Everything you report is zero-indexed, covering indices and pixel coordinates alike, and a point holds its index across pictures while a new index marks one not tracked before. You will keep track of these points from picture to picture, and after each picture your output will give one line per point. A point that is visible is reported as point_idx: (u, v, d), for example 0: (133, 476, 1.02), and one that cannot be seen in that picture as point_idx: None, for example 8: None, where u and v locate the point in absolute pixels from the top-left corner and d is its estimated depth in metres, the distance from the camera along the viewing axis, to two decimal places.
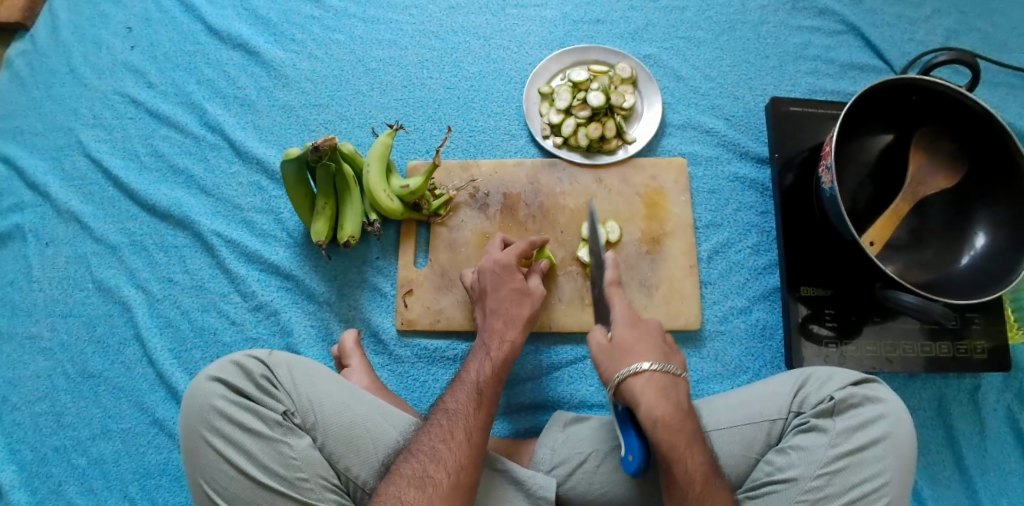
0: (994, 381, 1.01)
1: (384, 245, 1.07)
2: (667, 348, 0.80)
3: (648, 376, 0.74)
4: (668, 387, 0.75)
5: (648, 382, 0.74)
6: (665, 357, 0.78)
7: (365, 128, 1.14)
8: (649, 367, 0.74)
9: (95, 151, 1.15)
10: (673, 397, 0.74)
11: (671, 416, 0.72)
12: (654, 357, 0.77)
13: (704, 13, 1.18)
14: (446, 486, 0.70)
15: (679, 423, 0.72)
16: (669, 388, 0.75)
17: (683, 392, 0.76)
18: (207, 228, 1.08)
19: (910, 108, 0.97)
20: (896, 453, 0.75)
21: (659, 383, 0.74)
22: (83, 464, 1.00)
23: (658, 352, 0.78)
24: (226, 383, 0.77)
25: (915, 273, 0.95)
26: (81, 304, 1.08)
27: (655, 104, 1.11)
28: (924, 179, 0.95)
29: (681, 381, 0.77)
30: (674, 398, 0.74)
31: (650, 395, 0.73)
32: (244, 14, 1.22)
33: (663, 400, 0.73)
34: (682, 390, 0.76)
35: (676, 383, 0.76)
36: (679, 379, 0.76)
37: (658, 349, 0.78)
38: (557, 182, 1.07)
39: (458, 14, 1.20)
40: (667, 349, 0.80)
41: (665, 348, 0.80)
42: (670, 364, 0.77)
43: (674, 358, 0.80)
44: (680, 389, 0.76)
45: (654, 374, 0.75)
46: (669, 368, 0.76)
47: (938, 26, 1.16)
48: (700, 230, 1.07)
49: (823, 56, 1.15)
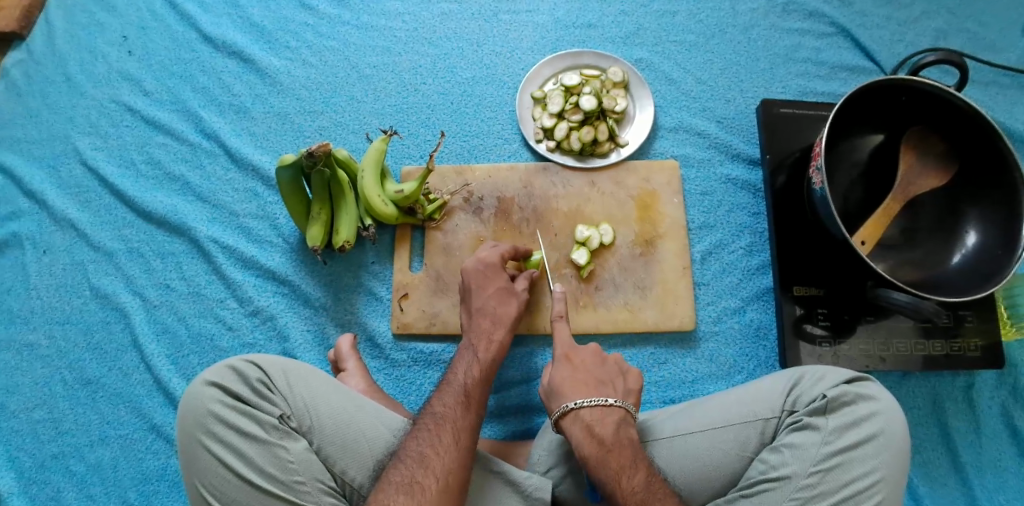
0: (988, 378, 1.01)
1: (379, 250, 1.08)
2: (604, 379, 0.83)
3: (574, 414, 0.79)
4: (595, 423, 0.78)
5: (577, 421, 0.78)
6: (597, 388, 0.81)
7: (360, 134, 1.15)
8: (572, 406, 0.79)
9: (92, 159, 1.16)
10: (597, 431, 0.77)
11: (596, 453, 0.75)
12: (583, 393, 0.81)
13: (696, 16, 1.19)
14: (435, 490, 0.71)
15: (605, 456, 0.75)
16: (594, 423, 0.78)
17: (611, 423, 0.78)
18: (203, 234, 1.09)
19: (899, 108, 0.98)
20: (890, 450, 0.75)
21: (586, 419, 0.78)
22: (81, 470, 1.00)
23: (588, 387, 0.81)
24: (222, 387, 0.78)
25: (907, 272, 0.96)
26: (78, 311, 1.08)
27: (647, 107, 1.12)
28: (913, 178, 0.96)
29: (613, 411, 0.79)
30: (599, 433, 0.77)
31: (577, 433, 0.78)
32: (239, 22, 1.23)
33: (588, 437, 0.77)
34: (609, 421, 0.78)
35: (605, 413, 0.78)
36: (608, 409, 0.79)
37: (590, 382, 0.82)
38: (551, 186, 1.07)
39: (451, 21, 1.21)
40: (604, 378, 0.83)
41: (601, 379, 0.83)
42: (603, 396, 0.80)
43: (611, 387, 0.82)
44: (607, 420, 0.78)
45: (579, 410, 0.79)
46: (600, 400, 0.79)
47: (927, 26, 1.17)
48: (694, 232, 1.07)
49: (813, 58, 1.16)
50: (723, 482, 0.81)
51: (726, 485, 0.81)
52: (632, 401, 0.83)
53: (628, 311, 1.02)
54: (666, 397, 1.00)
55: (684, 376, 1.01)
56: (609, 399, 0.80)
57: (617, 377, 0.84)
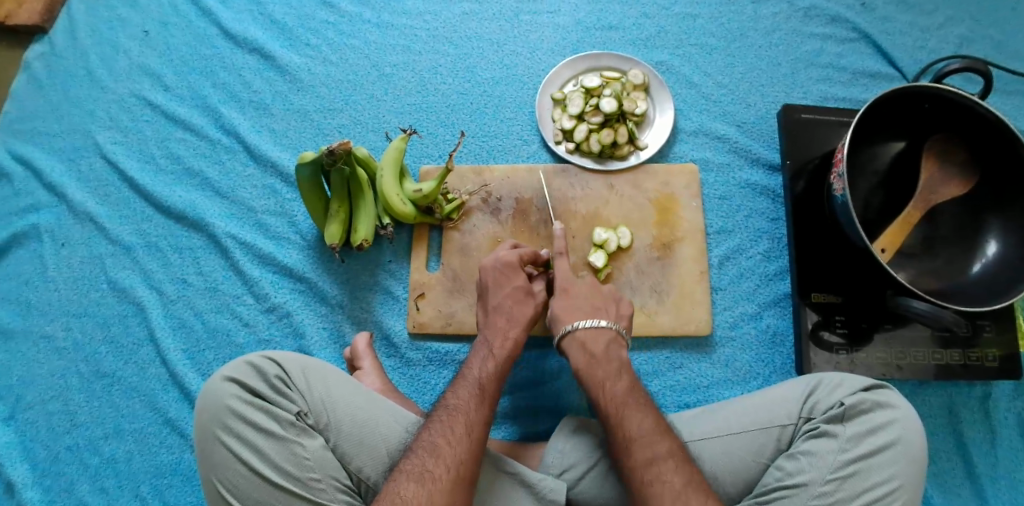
0: (1006, 389, 1.00)
1: (397, 249, 1.08)
2: (599, 304, 0.89)
3: (571, 334, 0.86)
4: (588, 341, 0.85)
5: (572, 340, 0.86)
6: (592, 313, 0.88)
7: (379, 132, 1.15)
8: (569, 327, 0.86)
9: (112, 153, 1.17)
10: (589, 348, 0.84)
11: (585, 364, 0.83)
12: (580, 316, 0.87)
13: (717, 20, 1.19)
14: (446, 480, 0.70)
15: (593, 367, 0.82)
16: (587, 341, 0.85)
17: (602, 341, 0.85)
18: (221, 230, 1.09)
19: (922, 116, 0.97)
20: (907, 458, 0.75)
21: (581, 339, 0.85)
22: (96, 462, 1.01)
23: (585, 311, 0.88)
24: (239, 382, 0.78)
25: (927, 281, 0.95)
26: (96, 304, 1.09)
27: (667, 110, 1.11)
28: (935, 188, 0.95)
29: (605, 330, 0.86)
30: (591, 350, 0.84)
31: (572, 348, 0.85)
32: (260, 19, 1.23)
33: (581, 352, 0.84)
34: (600, 340, 0.85)
35: (598, 334, 0.85)
36: (601, 329, 0.86)
37: (587, 308, 0.88)
38: (569, 187, 1.07)
39: (471, 20, 1.21)
40: (599, 305, 0.89)
41: (597, 305, 0.89)
42: (597, 318, 0.87)
43: (605, 311, 0.89)
44: (599, 338, 0.85)
45: (575, 331, 0.86)
46: (594, 322, 0.86)
47: (951, 33, 1.16)
48: (712, 237, 1.07)
49: (835, 63, 1.15)
50: (738, 488, 0.81)
51: (741, 491, 0.81)
52: (625, 324, 0.89)
53: (645, 315, 1.02)
54: (681, 401, 1.00)
55: (699, 381, 1.01)
56: (602, 320, 0.86)
57: (613, 302, 0.91)
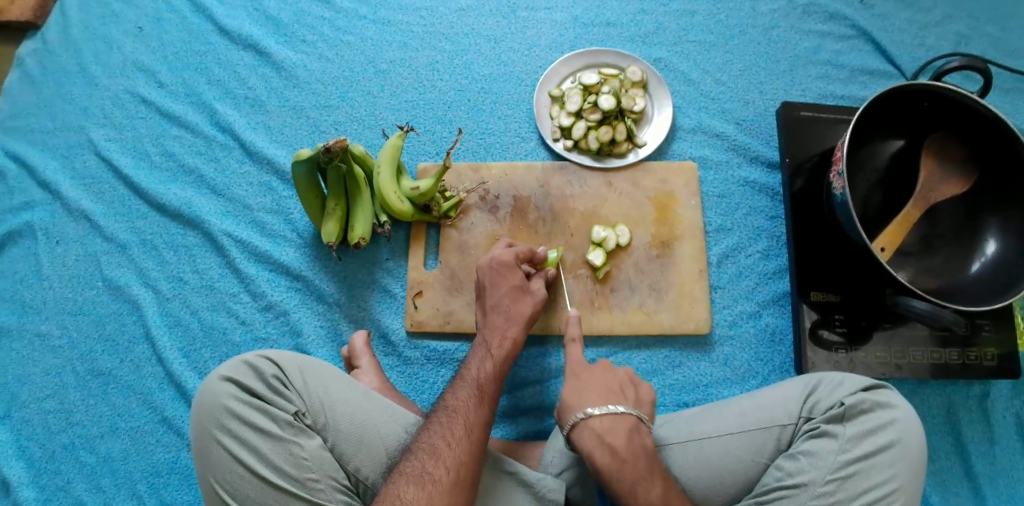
0: (1003, 387, 1.00)
1: (394, 247, 1.07)
2: (614, 387, 0.80)
3: (585, 423, 0.76)
4: (606, 433, 0.75)
5: (587, 430, 0.75)
6: (607, 398, 0.78)
7: (376, 129, 1.14)
8: (583, 418, 0.76)
9: (106, 150, 1.16)
10: (609, 441, 0.74)
11: (608, 464, 0.73)
12: (593, 401, 0.78)
13: (716, 17, 1.18)
14: (446, 482, 0.70)
15: (619, 469, 0.72)
16: (606, 433, 0.75)
17: (624, 432, 0.75)
18: (217, 228, 1.09)
19: (921, 114, 0.96)
20: (906, 458, 0.75)
21: (598, 429, 0.75)
22: (92, 462, 1.00)
23: (599, 395, 0.79)
24: (236, 383, 0.77)
25: (926, 279, 0.95)
26: (91, 302, 1.08)
27: (666, 108, 1.11)
28: (934, 186, 0.95)
29: (623, 419, 0.76)
30: (612, 443, 0.74)
31: (589, 442, 0.75)
32: (255, 15, 1.22)
33: (600, 447, 0.74)
34: (622, 430, 0.75)
35: (616, 423, 0.75)
36: (620, 418, 0.76)
37: (601, 393, 0.79)
38: (567, 185, 1.07)
39: (469, 17, 1.20)
40: (614, 388, 0.80)
41: (611, 388, 0.80)
42: (612, 404, 0.77)
43: (621, 396, 0.79)
44: (619, 429, 0.75)
45: (590, 421, 0.76)
46: (611, 408, 0.76)
47: (949, 31, 1.16)
48: (710, 234, 1.07)
49: (834, 61, 1.15)
50: (737, 488, 0.80)
51: (740, 492, 0.80)
52: (645, 410, 0.80)
53: (643, 313, 1.01)
54: (680, 400, 1.00)
55: (698, 379, 1.00)
56: (619, 407, 0.77)
57: (628, 385, 0.81)
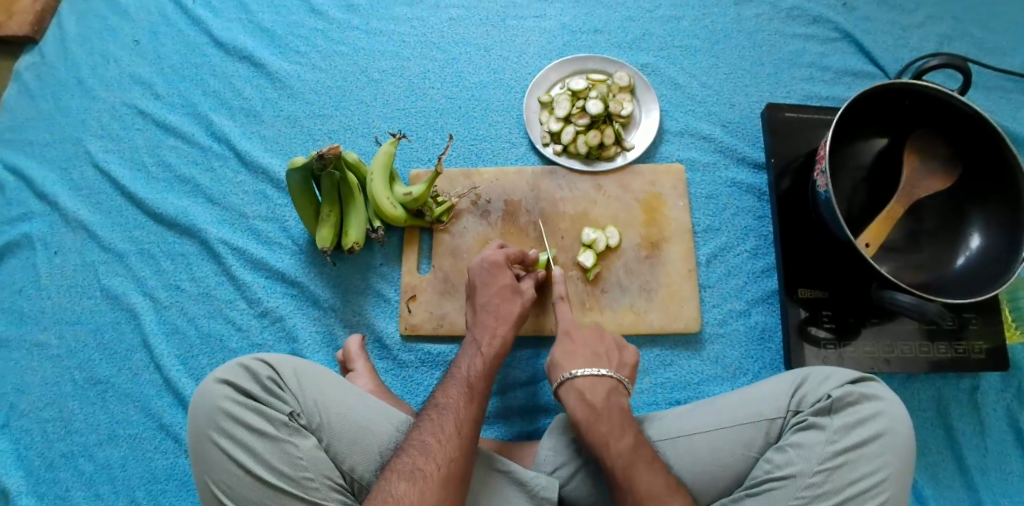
0: (993, 380, 1.01)
1: (388, 252, 1.09)
2: (600, 351, 0.87)
3: (570, 382, 0.83)
4: (587, 390, 0.81)
5: (571, 388, 0.82)
6: (592, 360, 0.85)
7: (369, 137, 1.16)
8: (567, 375, 0.83)
9: (103, 161, 1.18)
10: (588, 397, 0.80)
11: (586, 416, 0.78)
12: (579, 363, 0.85)
13: (701, 22, 1.21)
14: (437, 478, 0.71)
15: (595, 420, 0.78)
16: (586, 390, 0.81)
17: (601, 390, 0.81)
18: (213, 236, 1.10)
19: (903, 112, 0.98)
20: (893, 449, 0.76)
21: (579, 385, 0.82)
22: (90, 469, 1.01)
23: (585, 357, 0.86)
24: (232, 385, 0.79)
25: (911, 274, 0.96)
26: (89, 311, 1.09)
27: (653, 111, 1.13)
28: (918, 180, 0.97)
29: (604, 379, 0.82)
30: (591, 400, 0.80)
31: (571, 399, 0.81)
32: (250, 27, 1.24)
33: (580, 402, 0.80)
34: (600, 389, 0.81)
35: (597, 381, 0.82)
36: (600, 378, 0.82)
37: (587, 356, 0.86)
38: (558, 189, 1.09)
39: (459, 26, 1.22)
40: (599, 352, 0.87)
41: (596, 353, 0.86)
42: (596, 367, 0.84)
43: (605, 359, 0.86)
44: (598, 387, 0.81)
45: (573, 379, 0.83)
46: (594, 370, 0.83)
47: (931, 32, 1.18)
48: (699, 235, 1.08)
49: (817, 63, 1.17)
50: (728, 482, 0.81)
51: (731, 485, 0.81)
52: (626, 373, 0.86)
53: (634, 313, 1.03)
54: (672, 398, 1.01)
55: (689, 378, 1.01)
56: (602, 369, 0.84)
57: (613, 350, 0.88)
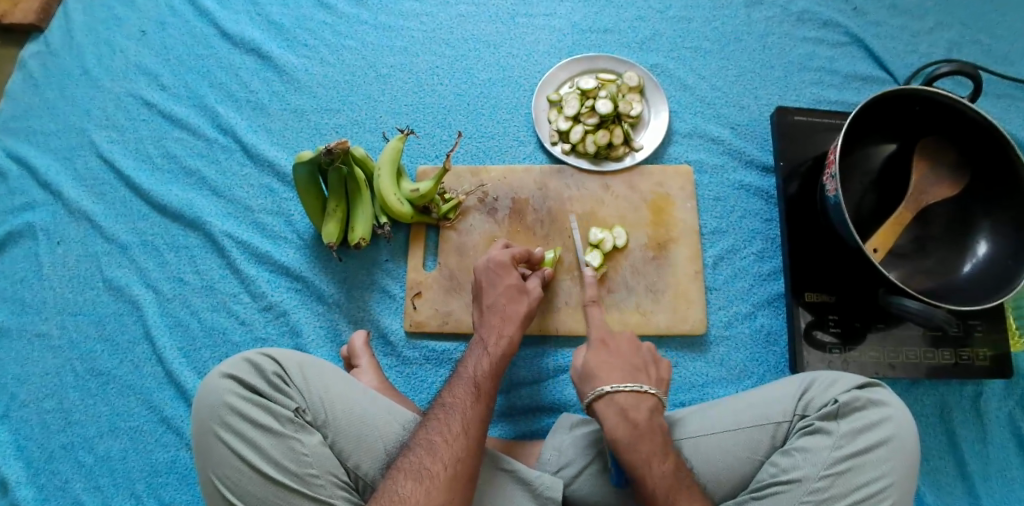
0: (997, 387, 1.02)
1: (394, 248, 1.08)
2: (638, 365, 0.84)
3: (610, 398, 0.79)
4: (629, 408, 0.78)
5: (611, 404, 0.79)
6: (632, 375, 0.82)
7: (376, 132, 1.16)
8: (609, 390, 0.79)
9: (108, 151, 1.17)
10: (631, 416, 0.78)
11: (628, 435, 0.76)
12: (619, 378, 0.81)
13: (711, 23, 1.20)
14: (444, 478, 0.71)
15: (638, 440, 0.75)
16: (629, 408, 0.78)
17: (645, 409, 0.79)
18: (218, 229, 1.09)
19: (913, 118, 0.98)
20: (900, 456, 0.75)
21: (620, 403, 0.79)
22: (90, 461, 1.00)
23: (624, 372, 0.83)
24: (238, 379, 0.78)
25: (917, 280, 0.96)
26: (91, 302, 1.09)
27: (662, 112, 1.13)
28: (927, 187, 0.96)
29: (646, 397, 0.80)
30: (634, 418, 0.78)
31: (612, 416, 0.78)
32: (258, 19, 1.23)
33: (622, 421, 0.77)
34: (642, 408, 0.79)
35: (639, 400, 0.79)
36: (642, 395, 0.80)
37: (626, 369, 0.83)
38: (565, 188, 1.08)
39: (468, 22, 1.22)
40: (638, 366, 0.84)
41: (636, 366, 0.84)
42: (637, 382, 0.81)
43: (645, 374, 0.83)
44: (641, 406, 0.79)
45: (615, 396, 0.79)
46: (636, 386, 0.80)
47: (941, 38, 1.18)
48: (706, 237, 1.08)
49: (826, 66, 1.17)
50: (733, 484, 0.81)
51: (736, 488, 0.81)
52: (663, 389, 0.84)
53: (640, 314, 1.02)
54: (676, 400, 1.01)
55: (694, 380, 1.01)
56: (643, 385, 0.81)
57: (651, 365, 0.85)
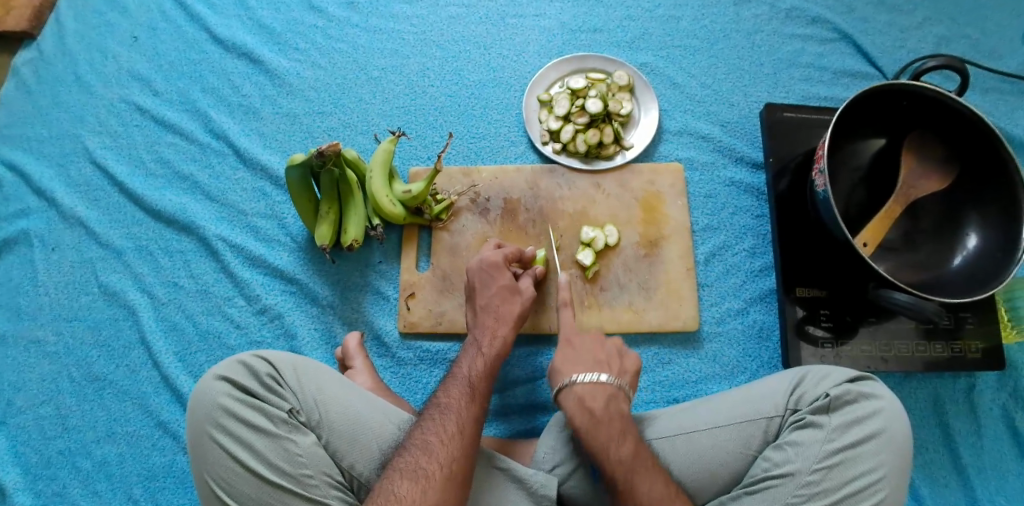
0: (989, 379, 1.02)
1: (387, 250, 1.09)
2: (601, 358, 0.85)
3: (569, 388, 0.81)
4: (586, 397, 0.80)
5: (571, 395, 0.81)
6: (592, 367, 0.84)
7: (368, 135, 1.16)
8: (568, 381, 0.81)
9: (101, 157, 1.17)
10: (588, 404, 0.79)
11: (585, 423, 0.78)
12: (579, 369, 0.83)
13: (700, 22, 1.21)
14: (440, 478, 0.71)
15: (594, 428, 0.77)
16: (586, 397, 0.80)
17: (602, 397, 0.80)
18: (212, 232, 1.10)
19: (901, 113, 0.99)
20: (890, 448, 0.76)
21: (579, 393, 0.80)
22: (88, 466, 1.01)
23: (587, 365, 0.84)
24: (232, 382, 0.79)
25: (908, 273, 0.97)
26: (86, 308, 1.09)
27: (652, 110, 1.13)
28: (914, 182, 0.97)
29: (605, 386, 0.81)
30: (591, 406, 0.79)
31: (571, 406, 0.80)
32: (249, 24, 1.24)
33: (580, 411, 0.79)
34: (599, 397, 0.80)
35: (597, 389, 0.80)
36: (601, 385, 0.81)
37: (587, 363, 0.84)
38: (557, 187, 1.09)
39: (459, 24, 1.22)
40: (601, 358, 0.85)
41: (598, 358, 0.85)
42: (597, 373, 0.82)
43: (607, 366, 0.84)
44: (598, 393, 0.80)
45: (573, 386, 0.81)
46: (593, 376, 0.81)
47: (929, 33, 1.19)
48: (698, 234, 1.09)
49: (815, 63, 1.18)
50: (726, 480, 0.82)
51: (729, 483, 0.82)
52: (628, 381, 0.84)
53: (633, 312, 1.03)
54: (670, 397, 1.01)
55: (687, 376, 1.02)
56: (603, 376, 0.82)
57: (615, 357, 0.86)
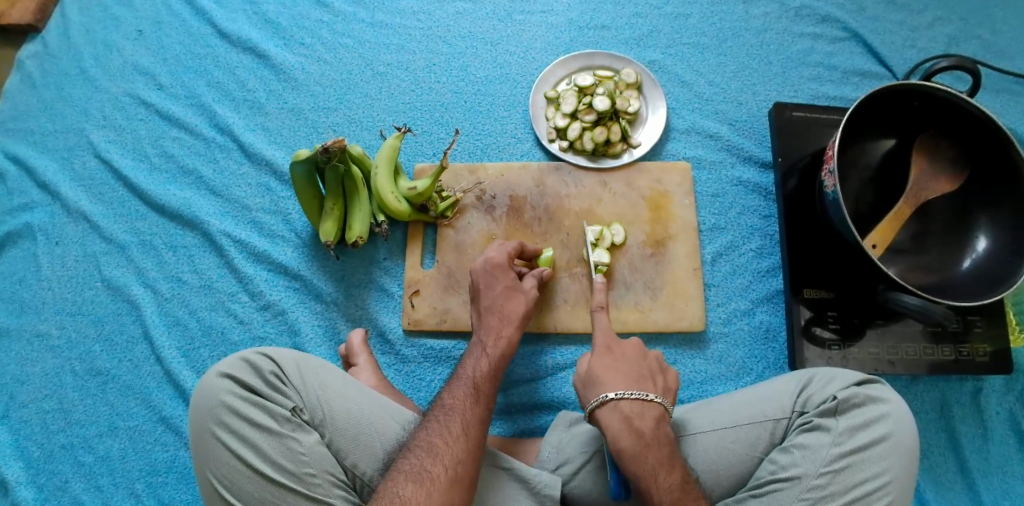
0: (996, 384, 1.01)
1: (392, 246, 1.08)
2: (645, 374, 0.82)
3: (614, 404, 0.78)
4: (634, 416, 0.77)
5: (615, 411, 0.77)
6: (638, 383, 0.81)
7: (374, 131, 1.16)
8: (614, 396, 0.78)
9: (105, 151, 1.17)
10: (636, 424, 0.76)
11: (633, 445, 0.74)
12: (624, 384, 0.80)
13: (709, 19, 1.20)
14: (444, 481, 0.71)
15: (643, 451, 0.74)
16: (634, 416, 0.77)
17: (651, 418, 0.77)
18: (216, 228, 1.10)
19: (911, 114, 0.98)
20: (898, 452, 0.75)
21: (625, 411, 0.77)
22: (90, 461, 1.01)
23: (631, 379, 0.81)
24: (236, 379, 0.78)
25: (917, 276, 0.95)
26: (90, 302, 1.09)
27: (660, 108, 1.12)
28: (925, 184, 0.97)
29: (652, 406, 0.78)
30: (639, 426, 0.76)
31: (616, 422, 0.76)
32: (254, 18, 1.23)
33: (627, 430, 0.76)
34: (648, 418, 0.77)
35: (646, 408, 0.78)
36: (648, 404, 0.78)
37: (631, 376, 0.81)
38: (563, 185, 1.08)
39: (465, 19, 1.21)
40: (644, 373, 0.82)
41: (643, 374, 0.82)
42: (643, 390, 0.80)
43: (652, 383, 0.82)
44: (647, 414, 0.77)
45: (620, 402, 0.78)
46: (641, 394, 0.78)
47: (940, 33, 1.17)
48: (704, 233, 1.08)
49: (825, 62, 1.16)
50: (732, 482, 0.81)
51: (735, 485, 0.81)
52: (670, 399, 0.82)
53: (638, 312, 1.02)
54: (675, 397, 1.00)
55: (693, 376, 1.01)
56: (650, 394, 0.79)
57: (658, 374, 0.84)
